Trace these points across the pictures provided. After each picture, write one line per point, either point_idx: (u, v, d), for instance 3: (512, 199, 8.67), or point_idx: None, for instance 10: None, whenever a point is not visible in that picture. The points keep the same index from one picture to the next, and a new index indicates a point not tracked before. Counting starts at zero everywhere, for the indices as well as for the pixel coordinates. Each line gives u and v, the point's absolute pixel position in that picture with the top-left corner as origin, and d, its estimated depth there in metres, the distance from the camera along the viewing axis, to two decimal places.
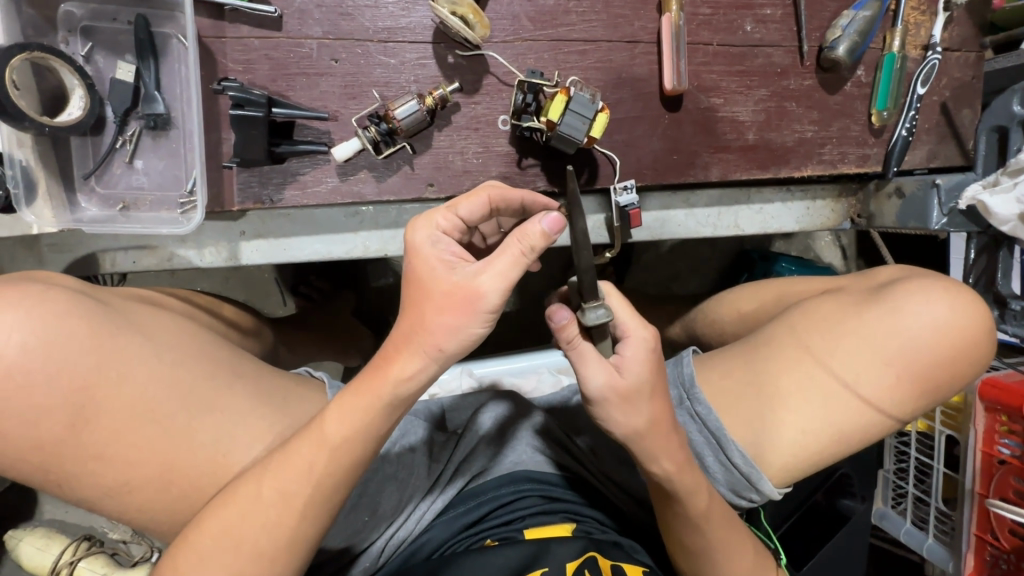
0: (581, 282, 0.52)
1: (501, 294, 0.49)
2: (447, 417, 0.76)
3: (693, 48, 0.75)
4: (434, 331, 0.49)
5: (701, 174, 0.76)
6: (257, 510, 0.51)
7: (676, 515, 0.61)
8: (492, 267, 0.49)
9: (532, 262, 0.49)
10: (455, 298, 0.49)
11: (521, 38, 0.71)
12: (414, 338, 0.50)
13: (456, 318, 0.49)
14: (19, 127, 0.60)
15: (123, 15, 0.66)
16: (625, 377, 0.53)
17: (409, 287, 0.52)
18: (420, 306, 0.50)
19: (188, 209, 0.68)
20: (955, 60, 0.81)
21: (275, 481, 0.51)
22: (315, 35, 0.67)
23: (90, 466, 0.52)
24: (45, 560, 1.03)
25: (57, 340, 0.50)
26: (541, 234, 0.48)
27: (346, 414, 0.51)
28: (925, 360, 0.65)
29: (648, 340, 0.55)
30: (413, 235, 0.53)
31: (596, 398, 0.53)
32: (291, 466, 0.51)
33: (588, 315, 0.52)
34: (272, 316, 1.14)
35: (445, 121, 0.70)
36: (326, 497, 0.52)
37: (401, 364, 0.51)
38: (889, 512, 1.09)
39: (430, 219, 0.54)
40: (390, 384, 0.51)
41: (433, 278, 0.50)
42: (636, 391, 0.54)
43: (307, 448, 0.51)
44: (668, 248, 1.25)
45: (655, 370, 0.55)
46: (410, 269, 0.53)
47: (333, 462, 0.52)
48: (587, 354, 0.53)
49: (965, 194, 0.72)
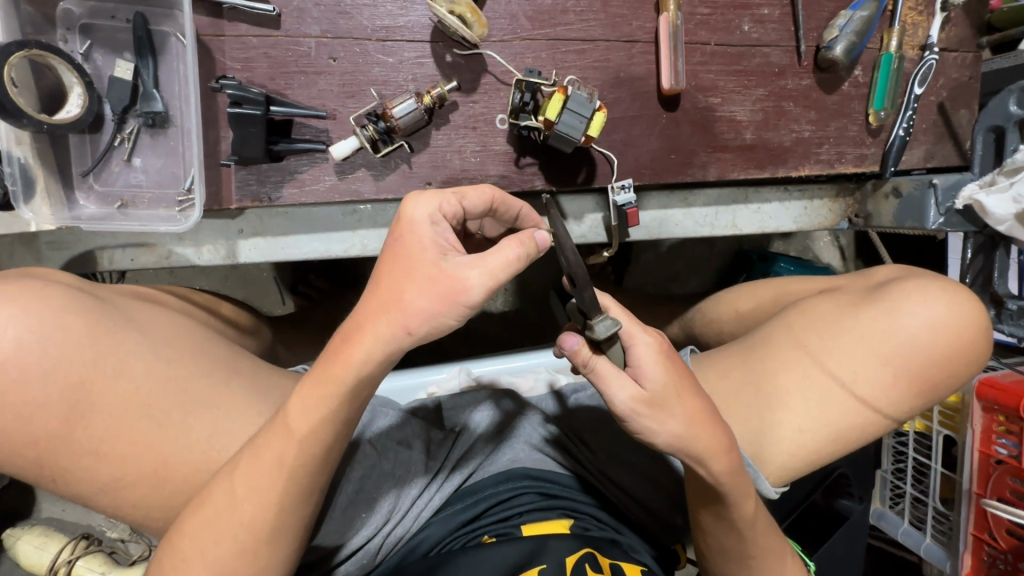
0: (580, 300, 0.52)
1: (485, 290, 0.49)
2: (447, 416, 0.75)
3: (691, 48, 0.75)
4: (409, 311, 0.49)
5: (699, 173, 0.76)
6: (235, 506, 0.51)
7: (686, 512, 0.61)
8: (484, 263, 0.49)
9: (524, 266, 0.50)
10: (438, 284, 0.49)
11: (519, 37, 0.71)
12: (387, 314, 0.49)
13: (433, 304, 0.49)
14: (17, 124, 0.60)
15: (121, 13, 0.66)
16: (647, 387, 0.53)
17: (393, 259, 0.52)
18: (402, 279, 0.50)
19: (187, 207, 0.68)
20: (953, 60, 0.82)
21: (250, 477, 0.51)
22: (314, 34, 0.67)
23: (85, 462, 0.52)
24: (43, 558, 1.03)
25: (53, 336, 0.50)
26: (534, 244, 0.50)
27: (307, 405, 0.51)
28: (917, 360, 0.65)
29: (656, 344, 0.55)
30: (414, 210, 0.53)
31: (626, 412, 0.53)
32: (260, 461, 0.51)
33: (598, 329, 0.51)
34: (271, 315, 1.14)
35: (443, 119, 0.70)
36: (303, 488, 0.53)
37: (363, 348, 0.50)
38: (886, 512, 1.11)
39: (437, 197, 0.54)
40: (352, 368, 0.50)
41: (422, 258, 0.51)
42: (659, 394, 0.53)
43: (275, 442, 0.51)
44: (667, 248, 1.25)
45: (674, 370, 0.55)
46: (397, 241, 0.53)
47: (302, 455, 0.52)
48: (604, 372, 0.52)
49: (962, 194, 0.72)
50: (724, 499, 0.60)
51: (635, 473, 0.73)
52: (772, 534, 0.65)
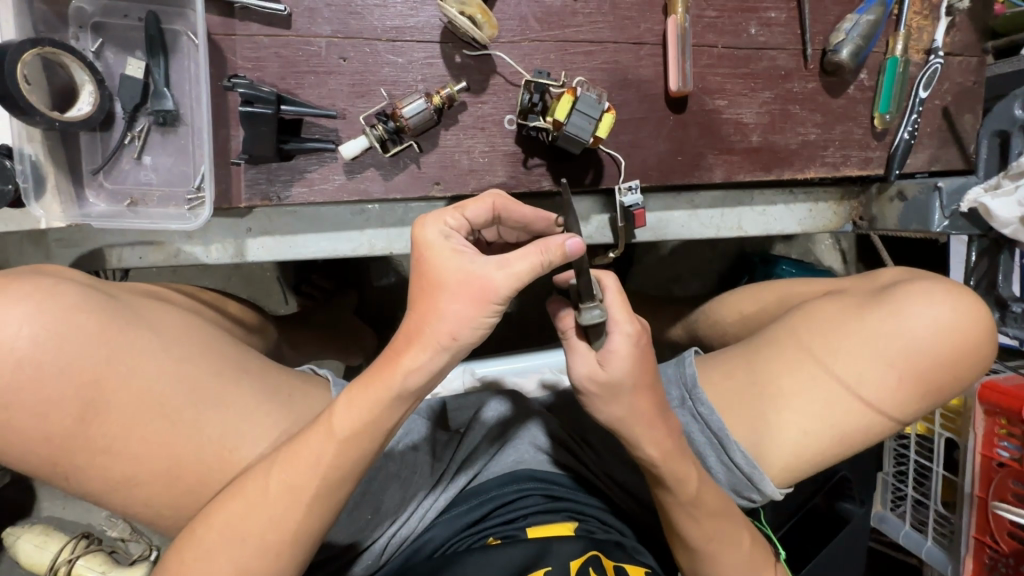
0: (577, 282, 0.54)
1: (513, 288, 0.50)
2: (450, 416, 0.75)
3: (699, 50, 0.75)
4: (446, 320, 0.50)
5: (706, 175, 0.76)
6: (262, 504, 0.51)
7: (697, 515, 0.62)
8: (510, 265, 0.50)
9: (546, 273, 0.51)
10: (468, 288, 0.50)
11: (528, 39, 0.71)
12: (428, 328, 0.51)
13: (468, 308, 0.50)
14: (30, 121, 0.60)
15: (133, 11, 0.66)
16: (607, 370, 0.55)
17: (420, 278, 0.52)
18: (433, 295, 0.51)
19: (196, 205, 0.68)
20: (957, 65, 0.82)
21: (282, 476, 0.51)
22: (325, 34, 0.68)
23: (98, 460, 0.52)
24: (43, 557, 1.03)
25: (67, 333, 0.50)
26: (562, 253, 0.50)
27: (353, 406, 0.52)
28: (925, 361, 0.65)
29: (633, 334, 0.55)
30: (423, 229, 0.53)
31: (581, 384, 0.57)
32: (299, 459, 0.52)
33: (585, 317, 0.53)
34: (275, 314, 1.14)
35: (452, 120, 0.70)
36: (333, 490, 0.53)
37: (412, 356, 0.51)
38: (888, 516, 1.11)
39: (439, 216, 0.55)
40: (400, 375, 0.51)
41: (445, 268, 0.51)
42: (620, 383, 0.56)
43: (316, 439, 0.52)
44: (670, 249, 1.26)
45: (643, 363, 0.56)
46: (419, 261, 0.53)
47: (341, 455, 0.52)
48: (575, 346, 0.56)
49: (967, 197, 0.74)
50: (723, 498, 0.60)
51: (639, 473, 0.74)
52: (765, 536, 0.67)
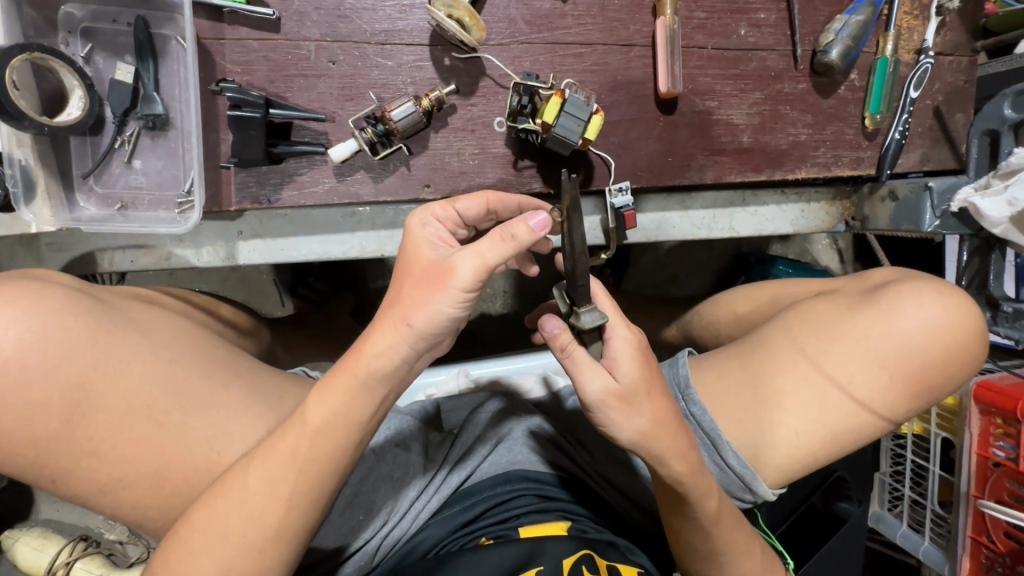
0: (575, 287, 0.53)
1: (473, 272, 0.49)
2: (444, 417, 0.77)
3: (688, 51, 0.75)
4: (407, 304, 0.50)
5: (696, 176, 0.76)
6: (244, 501, 0.51)
7: (685, 518, 0.61)
8: (473, 247, 0.50)
9: (513, 252, 0.49)
10: (431, 273, 0.50)
11: (517, 41, 0.71)
12: (391, 311, 0.51)
13: (426, 292, 0.49)
14: (18, 126, 0.61)
15: (123, 16, 0.67)
16: (619, 378, 0.54)
17: (397, 265, 0.54)
18: (401, 280, 0.52)
19: (186, 209, 0.68)
20: (948, 64, 0.82)
21: (263, 470, 0.51)
22: (314, 37, 0.68)
23: (84, 462, 0.52)
24: (42, 560, 1.03)
25: (55, 337, 0.51)
26: (528, 230, 0.49)
27: (326, 398, 0.52)
28: (916, 362, 0.65)
29: (633, 339, 0.56)
30: (410, 217, 0.56)
31: (596, 403, 0.54)
32: (277, 454, 0.52)
33: (586, 320, 0.53)
34: (270, 316, 1.14)
35: (442, 122, 0.71)
36: (312, 486, 0.52)
37: (374, 341, 0.51)
38: (885, 515, 1.11)
39: (428, 208, 0.57)
40: (363, 362, 0.51)
41: (417, 256, 0.53)
42: (634, 390, 0.54)
43: (290, 433, 0.52)
44: (666, 250, 1.26)
45: (647, 367, 0.56)
46: (400, 248, 0.55)
47: (315, 447, 0.52)
48: (582, 360, 0.53)
49: (957, 196, 0.73)
50: (694, 500, 0.59)
51: (629, 472, 0.74)
52: (750, 536, 0.66)
